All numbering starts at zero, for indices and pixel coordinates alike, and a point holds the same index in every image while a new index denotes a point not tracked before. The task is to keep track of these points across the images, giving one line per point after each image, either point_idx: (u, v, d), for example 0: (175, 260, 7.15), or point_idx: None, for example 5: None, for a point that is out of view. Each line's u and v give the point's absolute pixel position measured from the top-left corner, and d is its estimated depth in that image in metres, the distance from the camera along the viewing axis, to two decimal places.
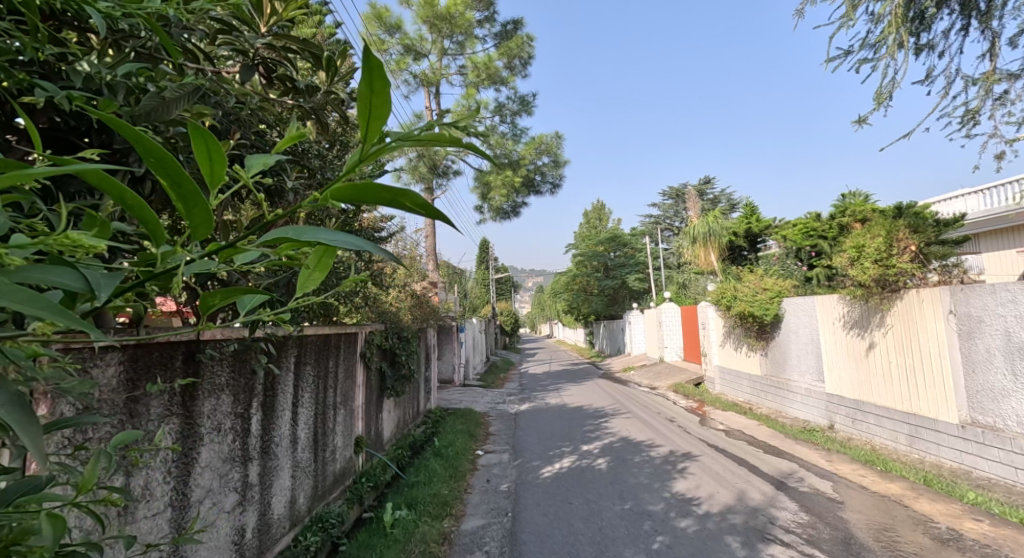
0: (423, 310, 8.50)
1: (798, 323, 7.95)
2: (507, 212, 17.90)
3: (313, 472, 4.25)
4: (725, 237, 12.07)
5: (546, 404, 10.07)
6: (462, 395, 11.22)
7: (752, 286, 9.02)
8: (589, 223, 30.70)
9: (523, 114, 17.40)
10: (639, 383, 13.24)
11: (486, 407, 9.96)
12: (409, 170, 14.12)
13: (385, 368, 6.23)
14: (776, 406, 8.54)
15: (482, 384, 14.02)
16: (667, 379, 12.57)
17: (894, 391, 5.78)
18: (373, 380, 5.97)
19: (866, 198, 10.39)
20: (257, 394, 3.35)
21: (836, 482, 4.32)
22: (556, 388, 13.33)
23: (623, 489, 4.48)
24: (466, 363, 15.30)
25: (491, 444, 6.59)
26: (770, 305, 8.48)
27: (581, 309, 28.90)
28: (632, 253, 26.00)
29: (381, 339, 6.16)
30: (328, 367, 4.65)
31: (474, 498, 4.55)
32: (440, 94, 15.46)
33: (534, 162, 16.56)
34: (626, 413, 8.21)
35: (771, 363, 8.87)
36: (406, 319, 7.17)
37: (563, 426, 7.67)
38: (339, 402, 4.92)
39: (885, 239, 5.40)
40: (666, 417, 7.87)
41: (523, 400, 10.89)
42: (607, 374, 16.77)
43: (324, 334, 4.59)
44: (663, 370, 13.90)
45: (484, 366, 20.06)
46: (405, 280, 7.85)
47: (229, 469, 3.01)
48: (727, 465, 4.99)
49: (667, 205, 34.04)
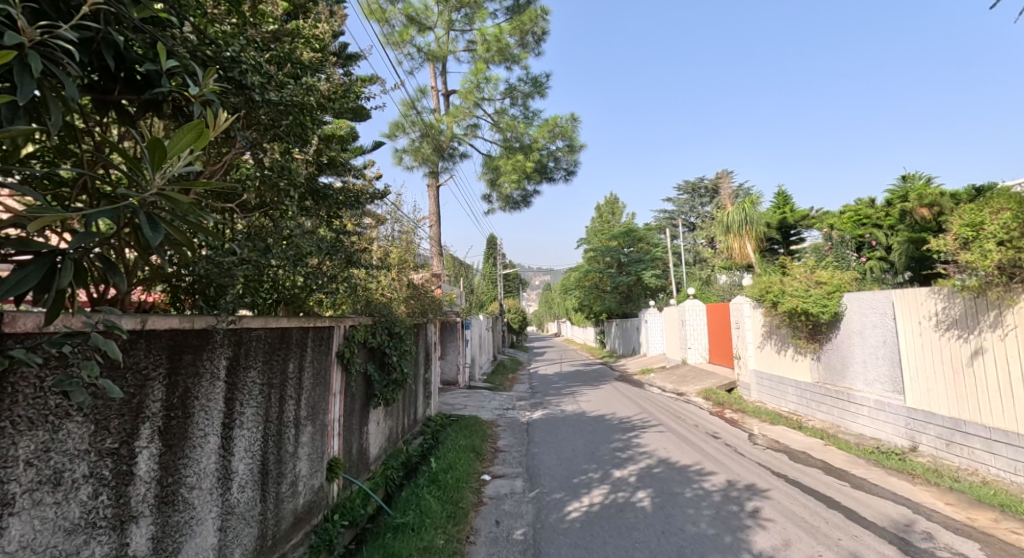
0: (421, 303, 7.29)
1: (865, 323, 6.69)
2: (518, 201, 16.70)
3: (259, 515, 3.10)
4: (762, 226, 10.78)
5: (562, 412, 8.85)
6: (467, 399, 10.03)
7: (803, 279, 7.77)
8: (602, 217, 29.38)
9: (535, 96, 16.14)
10: (662, 388, 11.98)
11: (494, 414, 8.77)
12: (412, 152, 12.90)
13: (372, 372, 5.10)
14: (832, 419, 7.30)
15: (488, 386, 12.86)
16: (694, 384, 11.30)
17: (1015, 410, 4.54)
18: (355, 386, 4.84)
19: (930, 181, 9.09)
20: (152, 415, 2.20)
21: (984, 544, 3.11)
22: (570, 391, 12.14)
23: (681, 543, 3.29)
24: (471, 363, 14.15)
25: (500, 465, 5.42)
26: (829, 301, 7.20)
27: (592, 306, 27.61)
28: (648, 248, 24.67)
29: (367, 337, 5.02)
30: (286, 373, 3.50)
31: (479, 553, 3.37)
32: (446, 72, 14.26)
33: (548, 147, 15.28)
34: (659, 427, 6.97)
35: (826, 369, 7.62)
36: (398, 312, 6.00)
37: (585, 441, 6.46)
38: (304, 419, 3.77)
39: (1017, 214, 4.16)
40: (707, 432, 6.65)
41: (535, 406, 9.69)
42: (623, 376, 15.51)
43: (281, 328, 3.43)
44: (688, 374, 12.63)
45: (490, 366, 18.92)
46: (399, 268, 6.64)
47: (82, 541, 1.86)
48: (812, 508, 3.78)
49: (683, 200, 32.66)
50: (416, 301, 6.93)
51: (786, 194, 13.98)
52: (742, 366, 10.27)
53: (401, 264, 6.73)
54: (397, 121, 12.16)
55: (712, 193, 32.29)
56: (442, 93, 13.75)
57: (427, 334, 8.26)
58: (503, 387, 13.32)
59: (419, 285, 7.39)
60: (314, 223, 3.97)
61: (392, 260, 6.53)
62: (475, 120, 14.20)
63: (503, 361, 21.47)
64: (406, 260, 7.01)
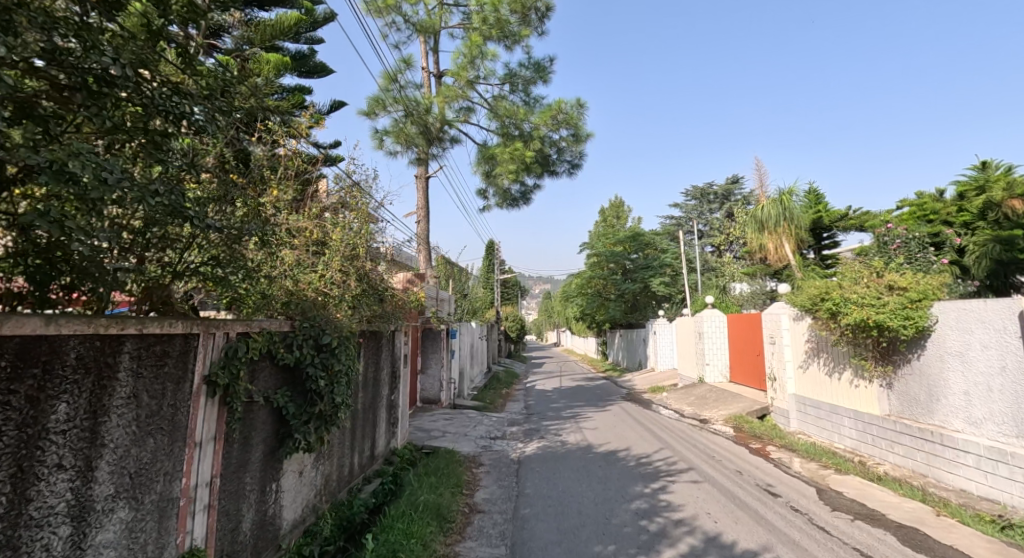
0: (382, 305, 5.61)
1: (969, 342, 5.03)
2: (517, 198, 15.53)
3: None
4: (803, 225, 9.10)
5: (562, 444, 7.17)
6: (447, 424, 8.33)
7: (873, 286, 6.10)
8: (605, 221, 27.79)
9: (537, 83, 14.57)
10: (678, 412, 10.27)
11: (478, 446, 7.08)
12: (395, 134, 11.29)
13: (289, 401, 3.49)
14: (913, 466, 5.64)
15: (476, 405, 11.17)
16: (718, 409, 9.59)
17: None
18: (255, 423, 3.23)
19: (1013, 170, 7.48)
20: None
21: None
22: (572, 413, 10.45)
23: None
24: (458, 377, 12.48)
25: (476, 540, 3.75)
26: (913, 313, 5.53)
27: (595, 316, 25.92)
28: (656, 255, 23.04)
29: (278, 350, 3.39)
30: (44, 429, 1.81)
31: None
32: (437, 49, 12.69)
33: (550, 136, 13.70)
34: (692, 476, 5.26)
35: (903, 400, 5.97)
36: (340, 318, 4.33)
37: (594, 495, 4.80)
38: (102, 506, 2.07)
39: None
40: (755, 483, 5.01)
41: (529, 434, 7.98)
42: (631, 394, 13.82)
43: (21, 340, 1.73)
44: (708, 395, 10.92)
45: (483, 379, 17.21)
46: (353, 256, 4.97)
47: None
48: None
49: (691, 206, 31.14)
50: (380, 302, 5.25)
51: (819, 192, 12.39)
52: (780, 391, 8.62)
53: (357, 251, 5.04)
54: (376, 96, 10.57)
55: (720, 199, 30.86)
56: (432, 70, 12.17)
57: (398, 345, 6.72)
58: (494, 406, 11.63)
59: (382, 280, 5.72)
60: (148, 163, 2.28)
61: (344, 245, 4.85)
62: (469, 103, 12.63)
63: (498, 373, 19.72)
64: (366, 248, 5.35)
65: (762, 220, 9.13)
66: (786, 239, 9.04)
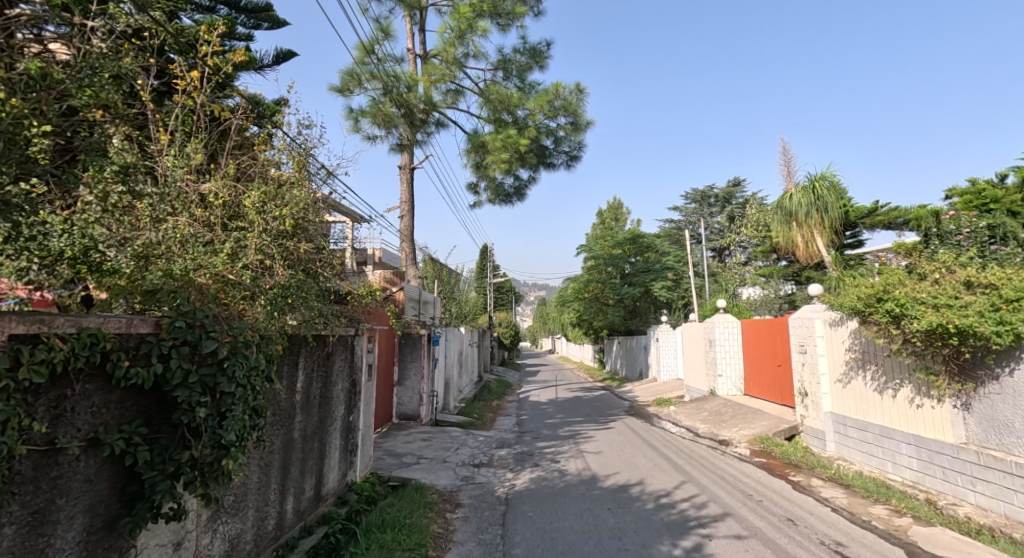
0: (331, 301, 4.34)
1: None
2: (510, 194, 14.68)
3: None
4: (838, 217, 7.90)
5: (560, 475, 5.92)
6: (424, 448, 7.08)
7: (947, 284, 4.92)
8: (603, 223, 26.64)
9: (533, 70, 13.32)
10: (690, 431, 9.03)
11: (458, 478, 5.80)
12: (372, 115, 10.03)
13: (144, 442, 2.23)
14: (1007, 512, 4.43)
15: (461, 420, 9.93)
16: (738, 428, 8.36)
17: None
18: (69, 485, 1.98)
19: None
20: None
21: None
22: (571, 430, 9.22)
23: None
24: (443, 388, 11.24)
25: None
26: (1008, 316, 4.35)
27: (592, 322, 24.75)
28: (657, 258, 21.90)
29: (120, 359, 2.13)
30: None
31: None
32: (422, 27, 11.49)
33: (547, 123, 12.53)
34: (733, 529, 3.99)
35: (985, 426, 4.76)
36: (253, 314, 3.04)
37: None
38: None
39: None
40: (819, 541, 3.77)
41: (520, 460, 6.71)
42: (634, 407, 12.62)
43: None
44: (722, 411, 9.70)
45: (472, 389, 16.02)
46: (289, 233, 3.69)
47: None
48: None
49: (691, 209, 29.93)
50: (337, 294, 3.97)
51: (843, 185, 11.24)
52: (813, 408, 7.44)
53: (295, 225, 3.75)
54: (349, 71, 9.37)
55: (722, 202, 29.83)
56: (416, 48, 10.91)
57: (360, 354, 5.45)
58: (483, 421, 10.39)
59: (336, 267, 4.43)
60: None
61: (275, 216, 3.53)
62: (458, 85, 11.42)
63: (489, 383, 18.43)
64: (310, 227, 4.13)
65: (791, 212, 7.93)
66: (819, 234, 7.84)
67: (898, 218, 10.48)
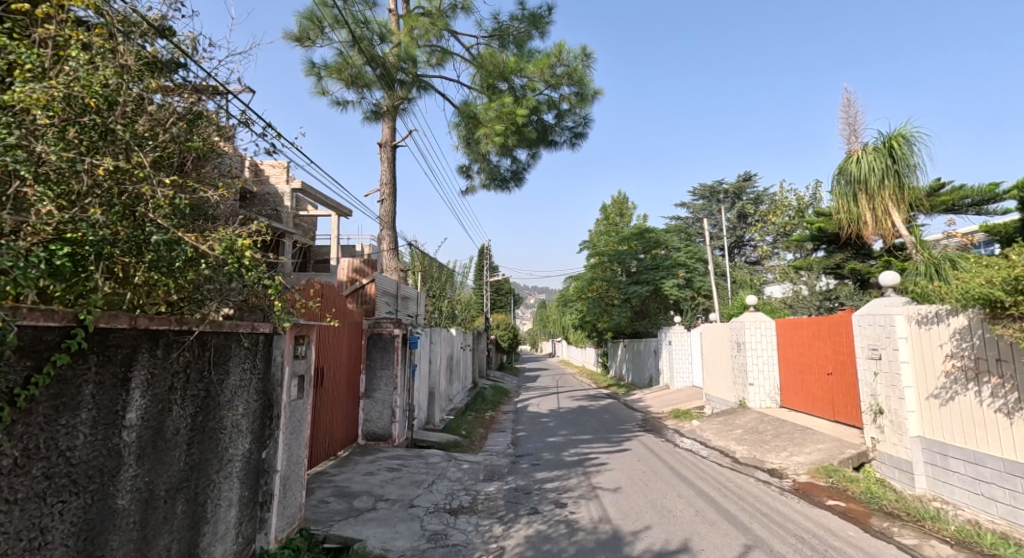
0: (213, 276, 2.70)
1: None
2: (506, 178, 13.09)
3: None
4: (920, 189, 6.24)
5: (570, 531, 4.21)
6: (387, 486, 5.36)
7: None
8: (608, 219, 25.00)
9: (532, 36, 11.68)
10: (724, 454, 7.34)
11: (424, 536, 4.10)
12: (339, 72, 8.41)
13: None
14: None
15: (445, 438, 8.26)
16: (788, 453, 6.67)
17: None
18: None
19: None
20: None
21: None
22: (578, 453, 7.55)
23: None
24: (424, 400, 9.58)
25: None
26: None
27: (596, 324, 23.15)
28: (667, 254, 20.28)
29: None
30: None
31: None
32: None
33: (548, 93, 10.96)
34: None
35: None
36: None
37: None
38: None
39: None
40: None
41: (513, 503, 5.01)
42: (649, 421, 10.95)
43: None
44: (760, 429, 7.99)
45: (465, 398, 14.40)
46: (101, 138, 2.11)
47: None
48: None
49: (698, 206, 28.34)
50: (202, 248, 2.35)
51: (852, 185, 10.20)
52: (891, 431, 5.77)
53: (117, 125, 2.16)
54: (309, 14, 7.73)
55: (731, 198, 28.19)
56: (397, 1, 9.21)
57: (284, 364, 3.79)
58: (472, 439, 8.73)
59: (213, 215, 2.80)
60: None
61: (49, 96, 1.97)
62: (444, 45, 9.80)
63: (485, 390, 16.80)
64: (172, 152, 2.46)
65: (859, 181, 6.24)
66: (895, 208, 6.16)
67: (964, 199, 8.89)
